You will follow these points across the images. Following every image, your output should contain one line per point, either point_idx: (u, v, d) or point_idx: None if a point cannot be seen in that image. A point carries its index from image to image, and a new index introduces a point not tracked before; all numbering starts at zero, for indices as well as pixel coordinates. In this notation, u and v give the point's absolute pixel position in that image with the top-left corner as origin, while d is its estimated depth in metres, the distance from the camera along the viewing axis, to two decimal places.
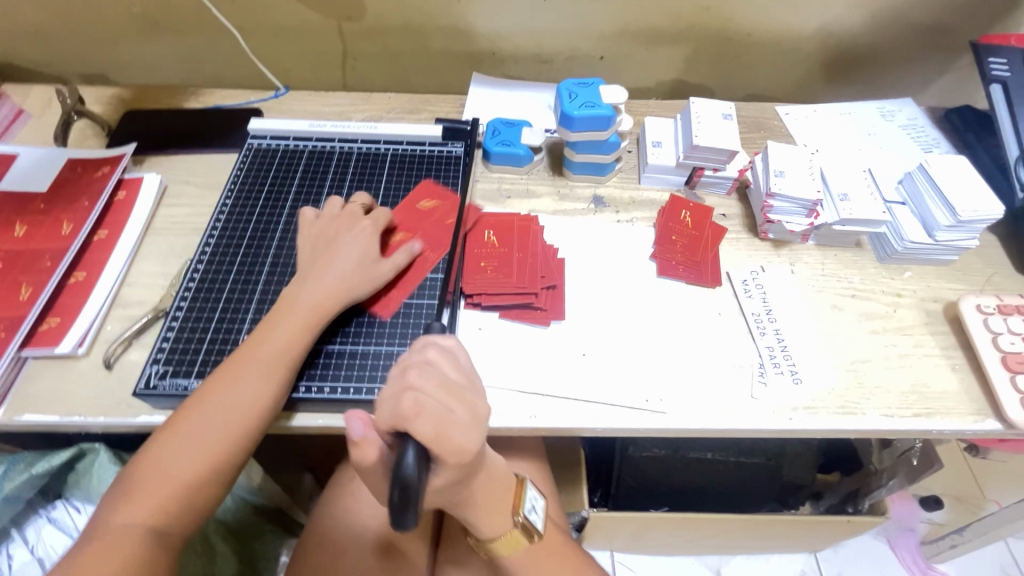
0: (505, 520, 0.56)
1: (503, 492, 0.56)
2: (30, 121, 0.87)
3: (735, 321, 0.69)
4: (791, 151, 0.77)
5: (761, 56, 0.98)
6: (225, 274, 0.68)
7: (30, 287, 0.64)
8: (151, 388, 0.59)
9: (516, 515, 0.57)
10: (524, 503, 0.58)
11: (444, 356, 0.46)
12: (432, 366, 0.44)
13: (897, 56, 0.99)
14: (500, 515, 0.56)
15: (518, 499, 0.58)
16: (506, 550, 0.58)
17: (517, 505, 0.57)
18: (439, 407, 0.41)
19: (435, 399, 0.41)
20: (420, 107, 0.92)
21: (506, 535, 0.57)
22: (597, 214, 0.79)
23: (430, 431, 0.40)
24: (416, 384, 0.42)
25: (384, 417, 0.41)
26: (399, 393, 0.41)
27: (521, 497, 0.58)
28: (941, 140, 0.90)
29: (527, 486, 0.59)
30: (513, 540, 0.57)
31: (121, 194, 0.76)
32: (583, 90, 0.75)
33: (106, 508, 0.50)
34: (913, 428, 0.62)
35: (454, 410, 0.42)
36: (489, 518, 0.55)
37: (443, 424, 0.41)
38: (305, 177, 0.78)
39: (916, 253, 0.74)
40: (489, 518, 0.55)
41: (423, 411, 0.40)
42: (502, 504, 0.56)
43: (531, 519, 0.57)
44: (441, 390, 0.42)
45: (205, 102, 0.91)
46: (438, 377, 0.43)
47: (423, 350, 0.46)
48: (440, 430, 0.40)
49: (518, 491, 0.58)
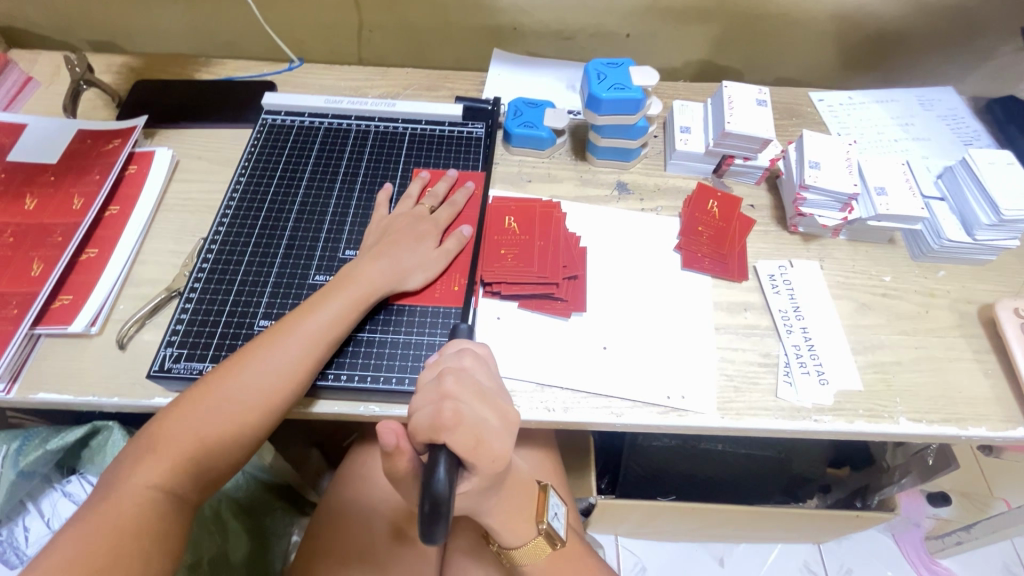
0: (529, 528, 0.56)
1: (526, 500, 0.55)
2: (38, 89, 0.84)
3: (762, 319, 0.67)
4: (827, 140, 0.74)
5: (796, 38, 0.93)
6: (240, 255, 0.66)
7: (42, 263, 0.63)
8: (165, 370, 0.58)
9: (539, 523, 0.56)
10: (547, 510, 0.57)
11: (477, 364, 0.46)
12: (468, 374, 0.44)
13: (940, 41, 0.94)
14: (525, 524, 0.55)
15: (541, 507, 0.56)
16: (529, 558, 0.58)
17: (541, 512, 0.56)
18: (477, 416, 0.40)
19: (472, 408, 0.41)
20: (438, 83, 0.89)
21: (531, 543, 0.57)
22: (621, 202, 0.76)
23: (467, 442, 0.39)
24: (455, 393, 0.41)
25: (420, 426, 0.39)
26: (437, 402, 0.40)
27: (544, 504, 0.57)
28: (982, 133, 0.86)
29: (549, 493, 0.58)
30: (537, 547, 0.57)
31: (132, 168, 0.74)
32: (612, 70, 0.72)
33: (125, 466, 0.49)
34: (942, 435, 0.60)
35: (489, 419, 0.42)
36: (513, 526, 0.55)
37: (479, 433, 0.40)
38: (321, 154, 0.76)
39: (953, 252, 0.71)
40: (512, 526, 0.55)
41: (462, 422, 0.39)
42: (527, 512, 0.55)
43: (555, 528, 0.57)
44: (478, 398, 0.42)
45: (217, 73, 0.88)
46: (475, 385, 0.42)
47: (458, 356, 0.46)
48: (478, 440, 0.40)
49: (541, 497, 0.57)
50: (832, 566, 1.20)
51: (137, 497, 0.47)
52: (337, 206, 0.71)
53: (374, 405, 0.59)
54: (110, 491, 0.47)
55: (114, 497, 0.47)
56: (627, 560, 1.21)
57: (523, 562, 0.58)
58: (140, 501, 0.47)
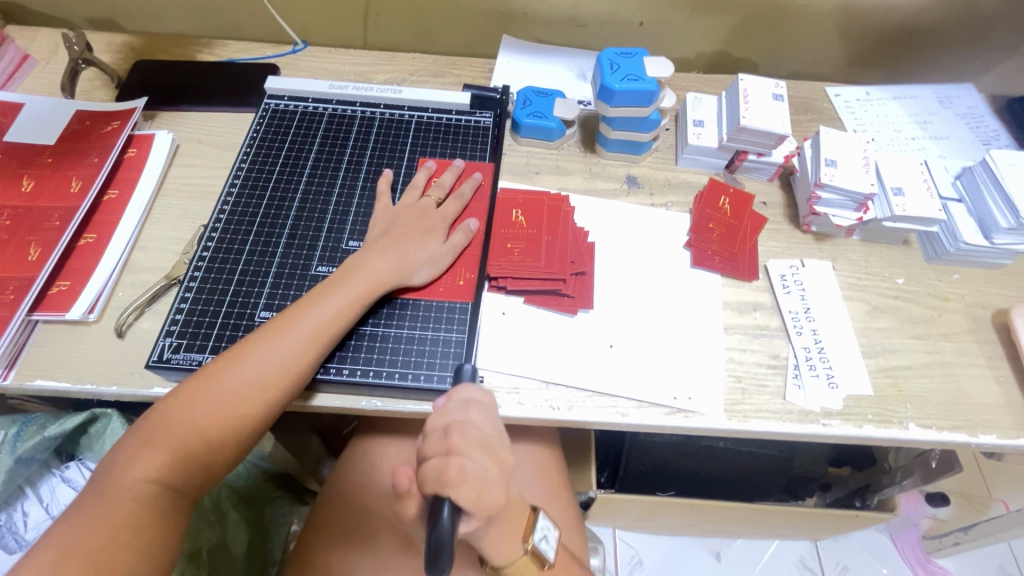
0: (516, 548, 0.53)
1: (515, 520, 0.53)
2: (36, 68, 0.82)
3: (771, 319, 0.66)
4: (845, 137, 0.72)
5: (815, 31, 0.91)
6: (242, 244, 0.65)
7: (39, 247, 0.62)
8: (165, 360, 0.57)
9: (526, 543, 0.54)
10: (535, 531, 0.55)
11: (484, 417, 0.45)
12: (475, 428, 0.43)
13: (963, 36, 0.91)
14: (512, 544, 0.53)
15: (528, 527, 0.55)
16: None
17: (529, 531, 0.54)
18: (479, 471, 0.41)
19: (477, 462, 0.41)
20: (446, 69, 0.87)
21: (516, 564, 0.54)
22: (631, 196, 0.74)
23: (471, 497, 0.40)
24: (460, 448, 0.41)
25: (426, 479, 0.40)
26: (442, 456, 0.41)
27: (532, 525, 0.55)
28: (1001, 133, 0.84)
29: (540, 513, 0.56)
30: (524, 567, 0.54)
31: (131, 151, 0.72)
32: (626, 60, 0.70)
33: (122, 459, 0.48)
34: (951, 441, 0.59)
35: (492, 470, 0.42)
36: (499, 545, 0.52)
37: (482, 487, 0.41)
38: (325, 142, 0.74)
39: (969, 254, 0.70)
40: (498, 545, 0.52)
41: (467, 479, 0.40)
42: (515, 531, 0.53)
43: (542, 549, 0.54)
44: (483, 451, 0.42)
45: (219, 55, 0.86)
46: (481, 437, 0.43)
47: (465, 409, 0.44)
48: (480, 493, 0.41)
49: (529, 517, 0.55)
50: (828, 563, 1.21)
51: (133, 493, 0.46)
52: (341, 195, 0.70)
53: (376, 399, 0.58)
54: (108, 487, 0.46)
55: (110, 493, 0.46)
56: (624, 552, 1.22)
57: None
58: (137, 497, 0.46)
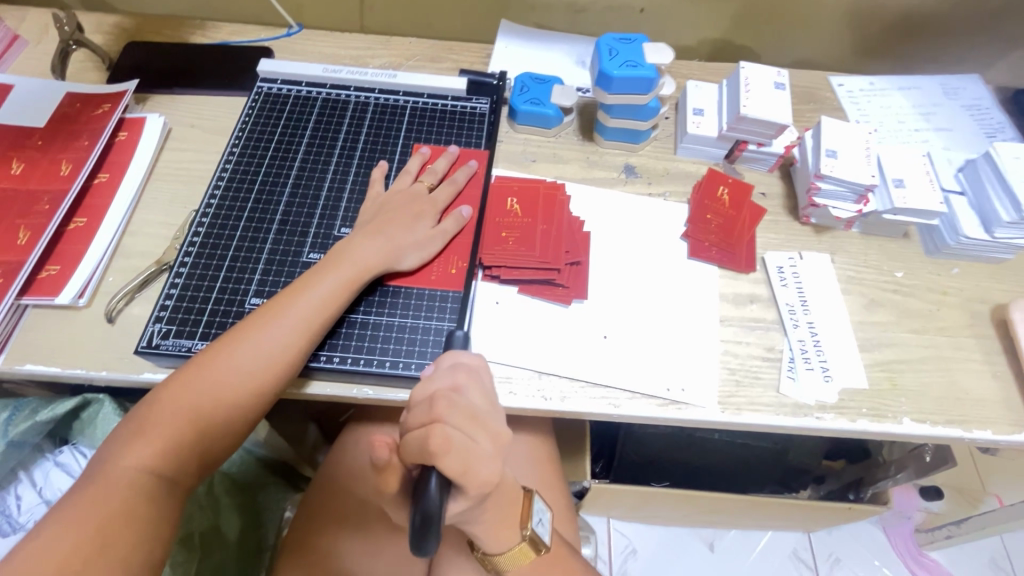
0: (513, 535, 0.53)
1: (509, 506, 0.53)
2: (26, 49, 0.81)
3: (768, 312, 0.65)
4: (846, 127, 0.71)
5: (820, 20, 0.89)
6: (233, 229, 0.64)
7: (28, 231, 0.61)
8: (154, 347, 0.57)
9: (523, 529, 0.54)
10: (531, 516, 0.54)
11: (473, 384, 0.45)
12: (460, 398, 0.42)
13: (970, 26, 0.90)
14: (507, 530, 0.53)
15: (526, 512, 0.54)
16: (511, 564, 0.56)
17: (525, 517, 0.54)
18: (466, 442, 0.40)
19: (462, 431, 0.41)
20: (443, 55, 0.85)
21: (513, 550, 0.55)
22: (628, 185, 0.73)
23: (457, 468, 0.39)
24: (445, 416, 0.41)
25: (411, 450, 0.40)
26: (426, 425, 0.40)
27: (529, 510, 0.55)
28: (1006, 125, 0.83)
29: (535, 498, 0.56)
30: (521, 553, 0.55)
31: (122, 135, 0.71)
32: (624, 46, 0.68)
33: (114, 449, 0.47)
34: (945, 436, 0.59)
35: (480, 441, 0.42)
36: (495, 532, 0.52)
37: (468, 458, 0.40)
38: (318, 127, 0.73)
39: (969, 249, 0.69)
40: (494, 532, 0.52)
41: (451, 448, 0.39)
42: (510, 518, 0.53)
43: (539, 534, 0.55)
44: (469, 421, 0.42)
45: (212, 37, 0.85)
46: (467, 407, 0.42)
47: (451, 374, 0.45)
48: (466, 466, 0.40)
49: (525, 503, 0.55)
50: (821, 554, 1.21)
51: (125, 481, 0.46)
52: (333, 181, 0.69)
53: (368, 388, 0.58)
54: (98, 474, 0.46)
55: (101, 481, 0.46)
56: (618, 542, 1.22)
57: (507, 567, 0.56)
58: (130, 485, 0.46)
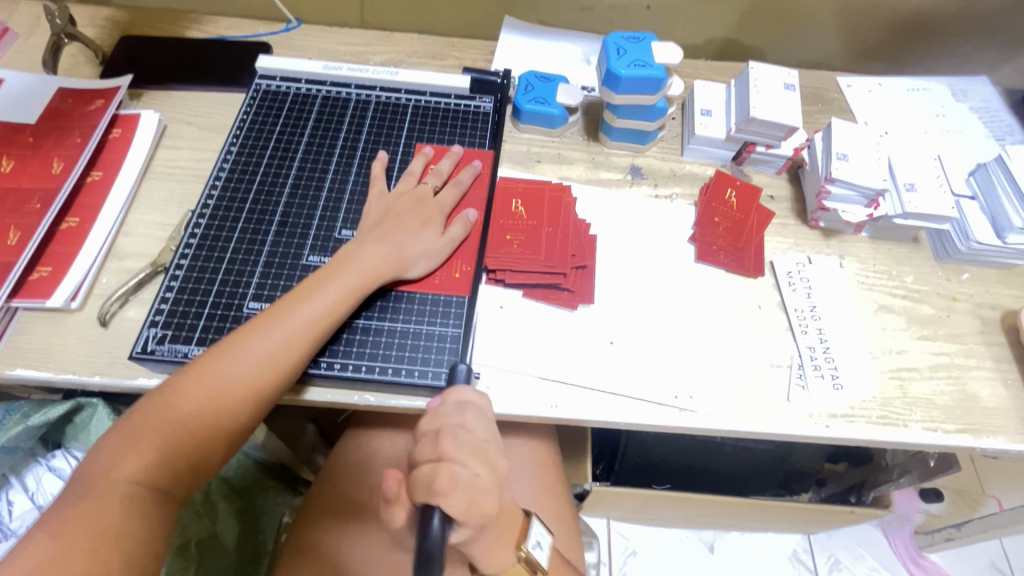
0: (508, 556, 0.50)
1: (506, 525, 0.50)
2: (17, 42, 0.78)
3: (776, 316, 0.64)
4: (857, 129, 0.69)
5: (829, 19, 0.87)
6: (231, 230, 0.63)
7: (18, 231, 0.59)
8: (148, 352, 0.55)
9: (519, 550, 0.51)
10: (528, 537, 0.52)
11: (480, 421, 0.44)
12: (466, 433, 0.42)
13: (979, 28, 0.89)
14: (505, 551, 0.50)
15: (521, 533, 0.52)
16: None
17: (521, 537, 0.52)
18: (471, 478, 0.39)
19: (468, 468, 0.40)
20: (445, 52, 0.84)
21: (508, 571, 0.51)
22: (634, 186, 0.72)
23: (461, 506, 0.38)
24: (451, 454, 0.40)
25: (415, 488, 0.39)
26: (433, 462, 0.39)
27: (525, 530, 0.52)
28: (1015, 128, 0.82)
29: (532, 519, 0.54)
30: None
31: (116, 132, 0.69)
32: (632, 45, 0.67)
33: (103, 458, 0.46)
34: (956, 445, 0.58)
35: (484, 477, 0.41)
36: (491, 551, 0.49)
37: (473, 495, 0.39)
38: (318, 125, 0.71)
39: (980, 254, 0.68)
40: (491, 552, 0.50)
41: (457, 486, 0.38)
42: (507, 536, 0.50)
43: (535, 555, 0.52)
44: (474, 456, 0.41)
45: (209, 32, 0.83)
46: (472, 443, 0.41)
47: (459, 412, 0.44)
48: (470, 503, 0.39)
49: (522, 524, 0.53)
50: (820, 555, 1.21)
51: (119, 494, 0.44)
52: (334, 181, 0.67)
53: (369, 394, 0.56)
54: (87, 485, 0.44)
55: (92, 493, 0.44)
56: (618, 544, 1.21)
57: None
58: (123, 498, 0.44)
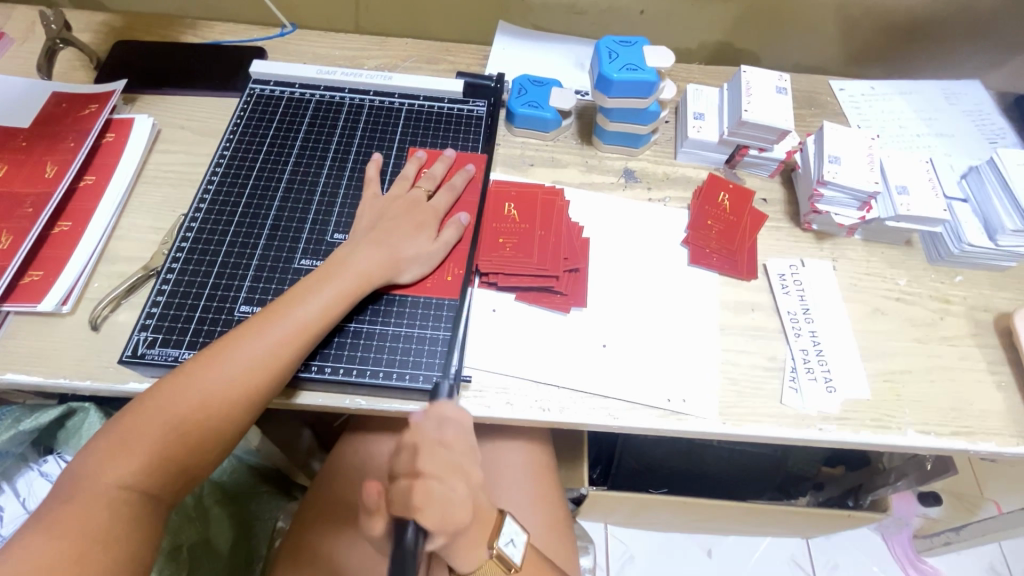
0: (480, 553, 0.50)
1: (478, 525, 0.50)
2: (12, 47, 0.79)
3: (770, 319, 0.64)
4: (849, 132, 0.70)
5: (821, 24, 0.88)
6: (223, 234, 0.63)
7: (10, 235, 0.59)
8: (139, 356, 0.55)
9: (490, 547, 0.51)
10: (500, 535, 0.52)
11: (457, 433, 0.44)
12: (445, 446, 0.43)
13: (971, 32, 0.89)
14: (475, 549, 0.50)
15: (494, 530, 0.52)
16: None
17: (494, 535, 0.51)
18: (446, 492, 0.41)
19: (443, 482, 0.41)
20: (439, 56, 0.84)
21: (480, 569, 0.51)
22: (627, 190, 0.72)
23: (436, 519, 0.40)
24: (429, 469, 0.41)
25: (391, 503, 0.40)
26: (411, 476, 0.41)
27: (498, 528, 0.52)
28: (1007, 131, 0.82)
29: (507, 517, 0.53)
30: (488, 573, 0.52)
31: (109, 136, 0.70)
32: (625, 49, 0.67)
33: (90, 464, 0.45)
34: (949, 448, 0.58)
35: (459, 490, 0.42)
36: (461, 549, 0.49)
37: (448, 509, 0.41)
38: (312, 129, 0.71)
39: (972, 257, 0.68)
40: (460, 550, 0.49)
41: (432, 500, 0.40)
42: (479, 534, 0.50)
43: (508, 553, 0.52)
44: (451, 469, 0.42)
45: (204, 36, 0.83)
46: (449, 456, 0.43)
47: (438, 422, 0.44)
48: (444, 516, 0.41)
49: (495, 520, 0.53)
50: (819, 559, 1.21)
51: (105, 499, 0.44)
52: (327, 185, 0.67)
53: (360, 398, 0.56)
54: (74, 491, 0.44)
55: (77, 498, 0.44)
56: (615, 549, 1.21)
57: None
58: (109, 503, 0.44)
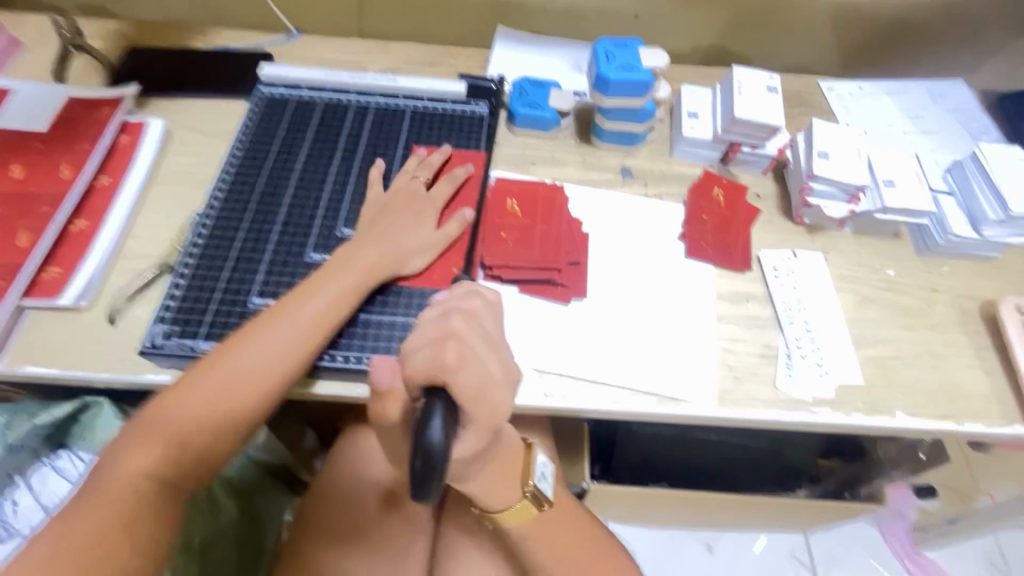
0: (515, 490, 0.57)
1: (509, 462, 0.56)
2: (25, 54, 0.81)
3: (764, 309, 0.66)
4: (837, 129, 0.72)
5: (810, 27, 0.91)
6: (235, 230, 0.65)
7: (29, 233, 0.61)
8: (157, 346, 0.57)
9: (524, 484, 0.57)
10: (533, 471, 0.58)
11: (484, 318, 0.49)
12: (477, 320, 0.48)
13: (954, 34, 0.92)
14: (508, 487, 0.57)
15: (527, 468, 0.58)
16: (513, 521, 0.59)
17: (527, 471, 0.58)
18: (480, 368, 0.45)
19: (477, 355, 0.45)
20: (441, 60, 0.87)
21: (515, 506, 0.58)
22: (625, 187, 0.74)
23: (470, 390, 0.43)
24: (459, 335, 0.45)
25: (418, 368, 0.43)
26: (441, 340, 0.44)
27: (529, 465, 0.58)
28: (990, 128, 0.85)
29: (536, 451, 0.60)
30: (523, 510, 0.58)
31: (122, 138, 0.72)
32: (620, 51, 0.70)
33: (116, 455, 0.47)
34: (938, 430, 0.60)
35: (492, 372, 0.46)
36: (496, 487, 0.56)
37: (482, 386, 0.45)
38: (319, 130, 0.74)
39: (958, 247, 0.71)
40: (493, 487, 0.56)
41: (464, 364, 0.44)
42: (511, 474, 0.57)
43: (540, 488, 0.58)
44: (485, 346, 0.47)
45: (212, 42, 0.85)
46: (482, 332, 0.47)
47: (466, 299, 0.49)
48: (478, 393, 0.44)
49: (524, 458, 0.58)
50: (817, 553, 1.22)
51: (130, 486, 0.46)
52: (335, 182, 0.70)
53: None
54: (101, 479, 0.46)
55: (104, 486, 0.46)
56: None
57: (506, 523, 0.59)
58: (134, 489, 0.46)
